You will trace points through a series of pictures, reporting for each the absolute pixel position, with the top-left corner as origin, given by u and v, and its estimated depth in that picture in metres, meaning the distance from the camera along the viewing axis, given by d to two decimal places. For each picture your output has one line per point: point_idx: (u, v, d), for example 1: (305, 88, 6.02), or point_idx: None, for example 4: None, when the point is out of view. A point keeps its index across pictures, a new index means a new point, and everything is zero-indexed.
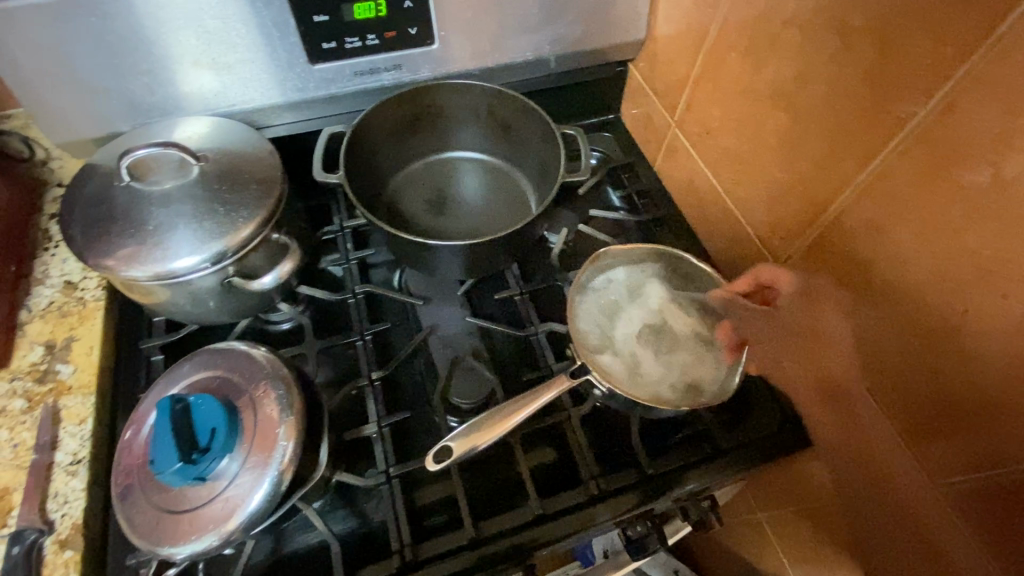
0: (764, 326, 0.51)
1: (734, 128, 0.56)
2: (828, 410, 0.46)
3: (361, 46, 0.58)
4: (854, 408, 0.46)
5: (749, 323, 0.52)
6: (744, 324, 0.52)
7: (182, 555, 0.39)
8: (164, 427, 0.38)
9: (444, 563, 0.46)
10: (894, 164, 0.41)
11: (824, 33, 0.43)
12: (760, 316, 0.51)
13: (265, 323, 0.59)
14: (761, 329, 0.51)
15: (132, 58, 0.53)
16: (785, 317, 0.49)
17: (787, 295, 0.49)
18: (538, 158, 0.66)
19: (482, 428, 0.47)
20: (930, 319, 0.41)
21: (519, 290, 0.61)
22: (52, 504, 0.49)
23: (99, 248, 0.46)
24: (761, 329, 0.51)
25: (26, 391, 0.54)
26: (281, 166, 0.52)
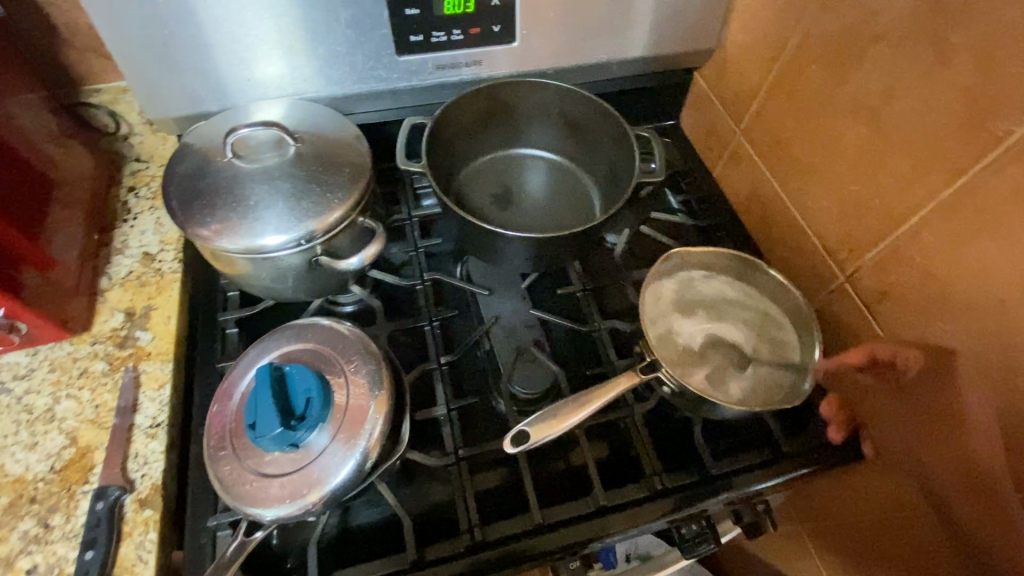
0: (881, 407, 0.50)
1: (807, 139, 0.57)
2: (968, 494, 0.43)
3: (446, 41, 0.60)
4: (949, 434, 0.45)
5: (872, 398, 0.51)
6: (862, 400, 0.52)
7: (270, 518, 0.41)
8: (268, 390, 0.42)
9: (511, 546, 0.47)
10: (985, 181, 0.41)
11: (918, 49, 0.44)
12: (883, 392, 0.50)
13: (333, 304, 0.60)
14: (884, 412, 0.50)
15: (232, 40, 0.55)
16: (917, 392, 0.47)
17: (917, 378, 0.48)
18: (607, 160, 0.67)
19: (555, 416, 0.48)
20: (997, 336, 0.42)
21: (582, 286, 0.62)
22: (133, 464, 0.51)
23: (198, 219, 0.48)
24: (887, 405, 0.49)
25: (107, 355, 0.56)
26: (370, 153, 0.53)
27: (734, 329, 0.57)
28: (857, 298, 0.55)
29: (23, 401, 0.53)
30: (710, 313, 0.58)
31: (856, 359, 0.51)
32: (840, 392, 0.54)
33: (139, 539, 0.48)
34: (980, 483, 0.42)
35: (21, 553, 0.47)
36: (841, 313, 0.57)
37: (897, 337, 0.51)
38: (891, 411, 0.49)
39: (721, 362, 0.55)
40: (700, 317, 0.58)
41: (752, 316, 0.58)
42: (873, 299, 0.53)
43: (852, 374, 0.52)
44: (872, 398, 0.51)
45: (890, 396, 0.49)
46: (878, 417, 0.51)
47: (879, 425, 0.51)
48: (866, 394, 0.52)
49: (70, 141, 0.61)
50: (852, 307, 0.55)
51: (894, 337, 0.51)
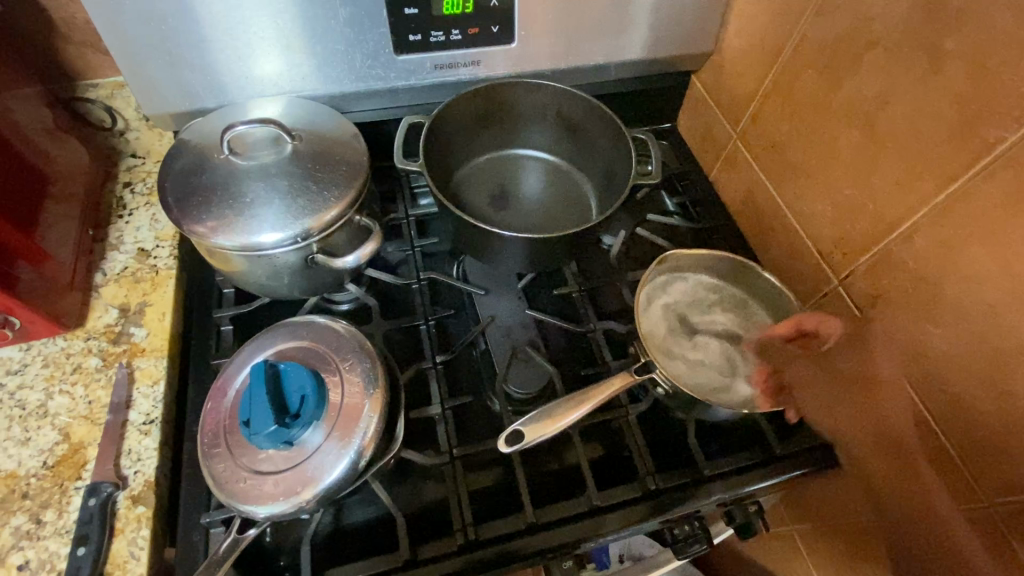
0: (801, 372, 0.49)
1: (802, 143, 0.57)
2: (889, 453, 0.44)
3: (444, 41, 0.60)
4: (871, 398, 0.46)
5: (790, 363, 0.51)
6: (783, 368, 0.52)
7: (263, 516, 0.41)
8: (263, 387, 0.42)
9: (504, 545, 0.47)
10: (977, 186, 0.42)
11: (913, 56, 0.45)
12: (803, 360, 0.50)
13: (329, 302, 0.60)
14: (798, 377, 0.50)
15: (230, 36, 0.55)
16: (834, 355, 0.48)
17: (838, 341, 0.49)
18: (604, 161, 0.68)
19: (549, 416, 0.48)
20: (987, 340, 0.43)
21: (578, 286, 0.62)
22: (126, 461, 0.51)
23: (194, 215, 0.48)
24: (808, 372, 0.49)
25: (101, 351, 0.56)
26: (368, 151, 0.54)
27: (724, 333, 0.58)
28: (850, 302, 0.55)
29: (16, 396, 0.53)
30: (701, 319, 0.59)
31: (783, 331, 0.53)
32: (770, 362, 0.54)
33: (132, 536, 0.47)
34: (892, 443, 0.44)
35: (12, 549, 0.46)
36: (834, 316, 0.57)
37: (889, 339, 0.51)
38: (809, 380, 0.48)
39: (713, 365, 0.56)
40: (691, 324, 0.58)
41: (739, 317, 0.59)
42: (866, 303, 0.53)
43: (778, 345, 0.53)
44: (790, 367, 0.51)
45: (807, 361, 0.50)
46: (796, 381, 0.50)
47: (796, 390, 0.50)
48: (784, 360, 0.52)
49: (65, 136, 0.61)
50: (844, 311, 0.56)
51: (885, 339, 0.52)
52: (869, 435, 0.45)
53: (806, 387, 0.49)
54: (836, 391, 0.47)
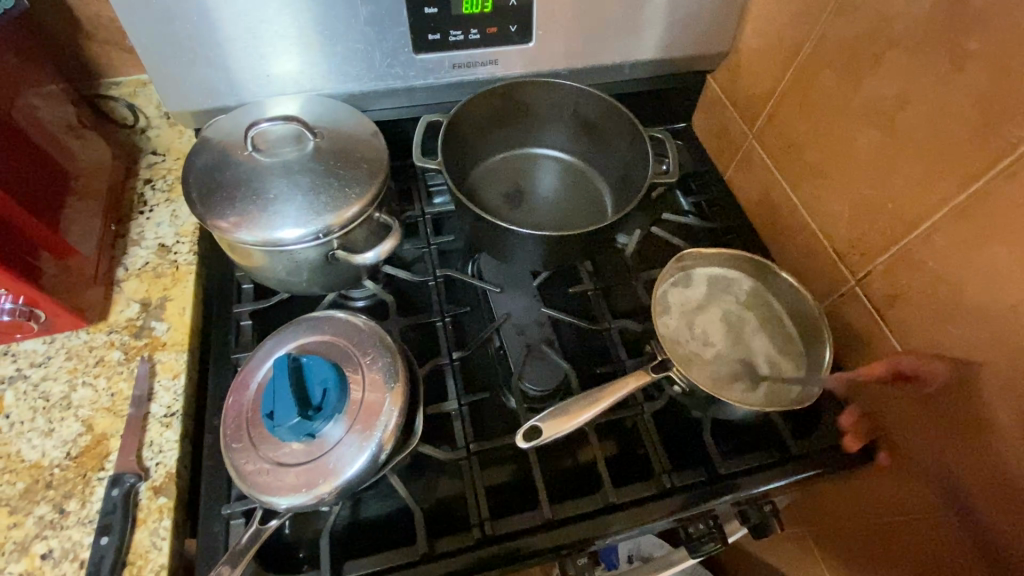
0: (897, 416, 0.52)
1: (820, 143, 0.57)
2: (991, 494, 0.45)
3: (462, 40, 0.61)
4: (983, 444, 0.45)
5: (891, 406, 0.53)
6: (883, 406, 0.54)
7: (284, 507, 0.42)
8: (286, 380, 0.43)
9: (520, 541, 0.48)
10: (999, 186, 0.42)
11: (935, 55, 0.45)
12: (909, 403, 0.51)
13: (346, 299, 0.61)
14: (899, 425, 0.52)
15: (252, 34, 0.56)
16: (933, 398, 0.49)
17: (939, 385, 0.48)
18: (620, 161, 0.68)
19: (566, 412, 0.49)
20: (1009, 342, 0.42)
21: (593, 285, 0.63)
22: (148, 452, 0.51)
23: (219, 211, 0.49)
24: (903, 410, 0.52)
25: (123, 344, 0.57)
26: (387, 149, 0.54)
27: (741, 332, 0.58)
28: (867, 303, 0.55)
29: (41, 387, 0.54)
30: (711, 318, 0.58)
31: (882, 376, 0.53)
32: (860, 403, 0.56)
33: (154, 526, 0.48)
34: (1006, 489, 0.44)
35: (37, 538, 0.47)
36: (850, 316, 0.57)
37: (907, 340, 0.51)
38: (917, 420, 0.50)
39: (730, 363, 0.56)
40: (703, 324, 0.58)
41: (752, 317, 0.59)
42: (883, 303, 0.53)
43: (874, 388, 0.54)
44: (893, 410, 0.53)
45: (911, 404, 0.51)
46: (891, 424, 0.53)
47: (893, 431, 0.53)
48: (886, 403, 0.53)
49: (89, 132, 0.62)
50: (861, 311, 0.56)
51: (903, 340, 0.51)
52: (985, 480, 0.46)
53: (911, 426, 0.51)
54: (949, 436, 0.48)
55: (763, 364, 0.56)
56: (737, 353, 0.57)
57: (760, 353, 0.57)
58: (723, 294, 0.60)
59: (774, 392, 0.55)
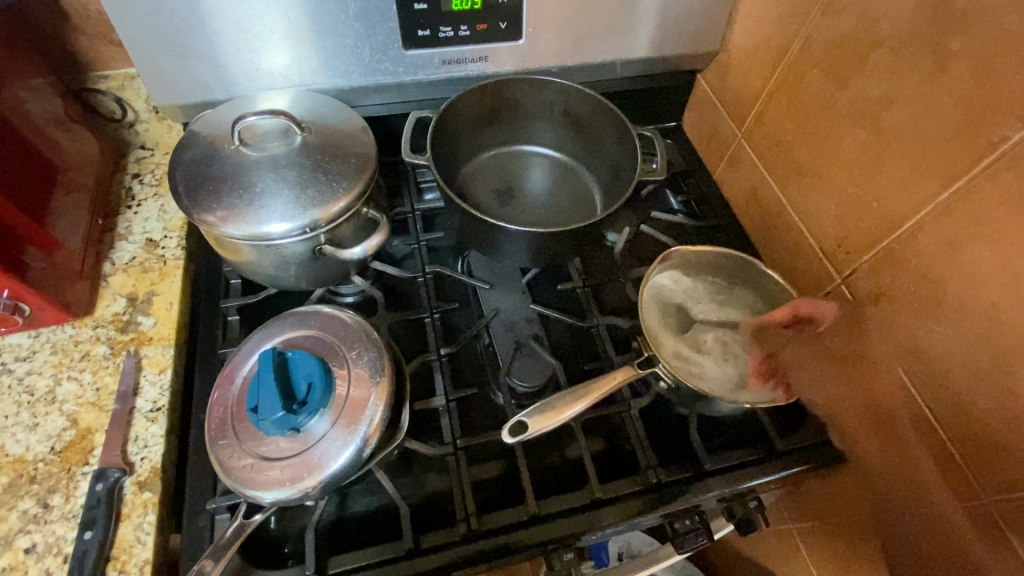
0: (803, 355, 0.54)
1: (806, 142, 0.58)
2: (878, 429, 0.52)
3: (453, 36, 0.61)
4: (866, 375, 0.52)
5: (787, 345, 0.55)
6: (782, 348, 0.55)
7: (269, 501, 0.42)
8: (270, 374, 0.43)
9: (506, 536, 0.48)
10: (982, 185, 0.42)
11: (919, 56, 0.45)
12: (802, 341, 0.55)
13: (334, 295, 0.61)
14: (801, 365, 0.54)
15: (241, 28, 0.56)
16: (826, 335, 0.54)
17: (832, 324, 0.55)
18: (609, 159, 0.68)
19: (551, 407, 0.49)
20: (989, 337, 0.43)
21: (582, 282, 0.63)
22: (133, 447, 0.51)
23: (204, 205, 0.49)
24: (803, 351, 0.54)
25: (109, 339, 0.57)
26: (376, 145, 0.54)
27: (729, 329, 0.58)
28: (852, 301, 0.55)
29: (25, 382, 0.54)
30: (699, 315, 0.59)
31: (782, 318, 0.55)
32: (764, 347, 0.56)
33: (138, 521, 0.48)
34: (877, 412, 0.52)
35: (20, 532, 0.47)
36: None
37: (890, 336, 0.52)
38: (807, 358, 0.54)
39: (718, 359, 0.56)
40: (692, 316, 0.59)
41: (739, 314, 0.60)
42: (868, 301, 0.54)
43: (777, 329, 0.56)
44: (789, 348, 0.55)
45: (804, 341, 0.55)
46: (795, 364, 0.54)
47: (794, 368, 0.54)
48: (783, 346, 0.55)
49: (76, 126, 0.62)
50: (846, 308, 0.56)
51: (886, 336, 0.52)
52: (857, 404, 0.53)
53: (802, 363, 0.54)
54: (834, 369, 0.53)
55: (750, 350, 0.57)
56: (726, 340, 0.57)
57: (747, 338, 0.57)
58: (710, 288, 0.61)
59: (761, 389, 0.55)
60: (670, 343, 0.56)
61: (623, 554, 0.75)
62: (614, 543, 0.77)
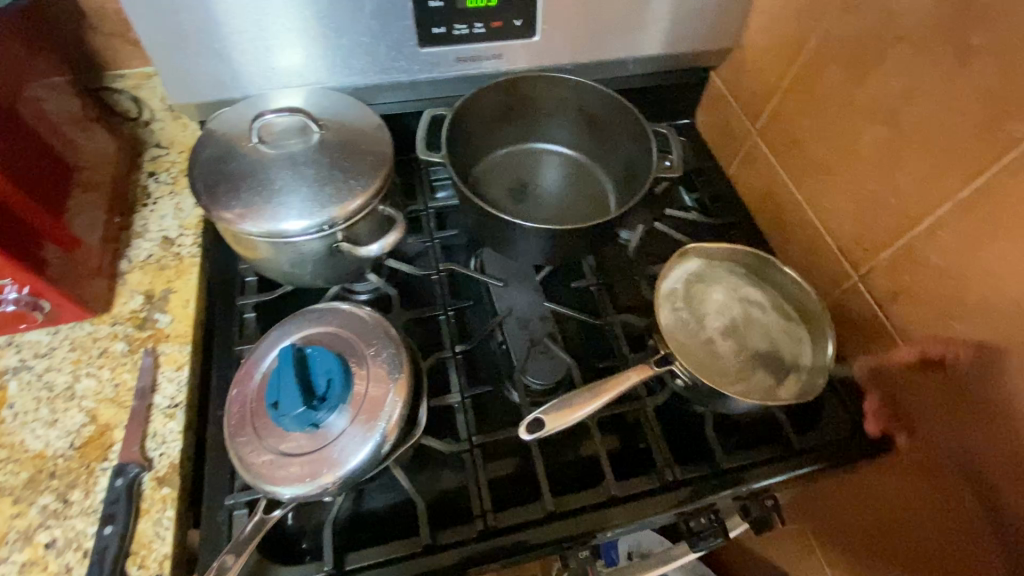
0: (922, 401, 0.50)
1: (824, 139, 0.57)
2: (1014, 484, 0.44)
3: (467, 34, 0.61)
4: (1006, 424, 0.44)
5: (912, 386, 0.51)
6: (905, 391, 0.52)
7: (287, 496, 0.42)
8: (291, 369, 0.43)
9: (521, 534, 0.48)
10: (1004, 181, 0.42)
11: (940, 51, 0.45)
12: (927, 385, 0.50)
13: (348, 293, 0.61)
14: (922, 413, 0.51)
15: (257, 26, 0.56)
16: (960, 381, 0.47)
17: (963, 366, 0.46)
18: (624, 156, 0.68)
19: (569, 404, 0.49)
20: (1012, 335, 0.43)
21: (596, 280, 0.63)
22: (151, 443, 0.51)
23: (223, 202, 0.49)
24: (927, 396, 0.50)
25: (127, 336, 0.57)
26: (392, 143, 0.54)
27: (744, 326, 0.58)
28: (871, 299, 0.55)
29: (44, 378, 0.54)
30: (714, 312, 0.58)
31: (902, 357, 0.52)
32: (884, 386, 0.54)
33: (157, 516, 0.48)
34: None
35: (40, 527, 0.47)
36: (853, 312, 0.57)
37: (910, 335, 0.51)
38: (933, 402, 0.49)
39: (734, 356, 0.56)
40: (708, 313, 0.58)
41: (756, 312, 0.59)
42: (887, 299, 0.53)
43: (893, 367, 0.53)
44: (909, 392, 0.52)
45: (932, 383, 0.49)
46: (914, 410, 0.51)
47: (916, 414, 0.51)
48: (910, 389, 0.52)
49: (93, 124, 0.62)
50: (863, 306, 0.56)
51: (905, 335, 0.52)
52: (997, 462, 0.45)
53: (923, 409, 0.50)
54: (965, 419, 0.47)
55: (766, 348, 0.57)
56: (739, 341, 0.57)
57: (755, 339, 0.57)
58: (725, 284, 0.60)
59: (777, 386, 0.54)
60: (683, 344, 0.55)
61: (633, 555, 0.76)
62: (625, 543, 0.78)
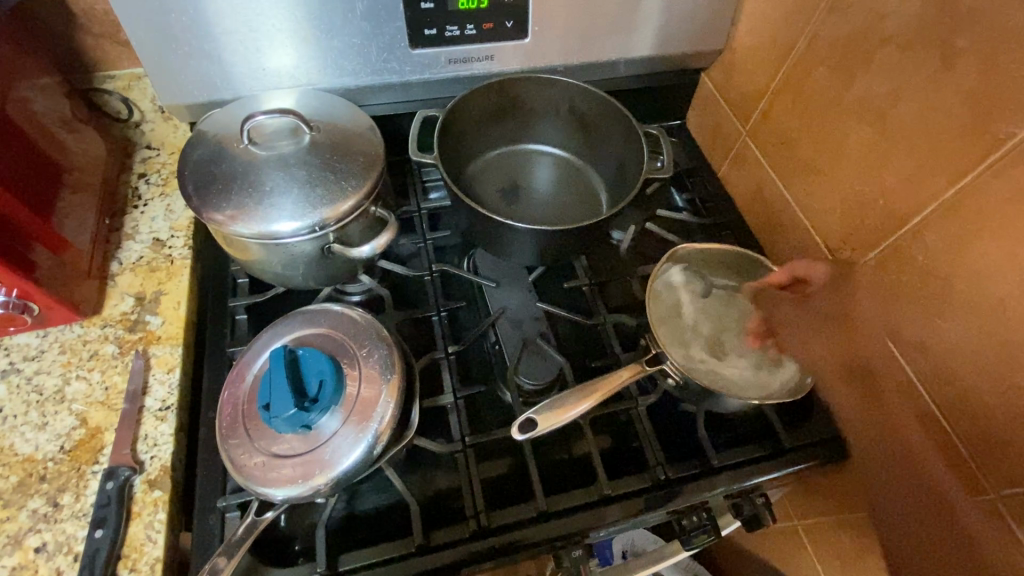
0: (802, 337, 0.56)
1: (812, 140, 0.58)
2: (860, 392, 0.53)
3: (459, 35, 0.61)
4: (851, 330, 0.54)
5: (779, 305, 0.59)
6: (773, 308, 0.59)
7: (280, 498, 0.42)
8: (281, 371, 0.43)
9: (514, 534, 0.48)
10: (987, 182, 0.42)
11: (925, 53, 0.45)
12: (791, 303, 0.59)
13: (341, 294, 0.61)
14: (797, 346, 0.56)
15: (248, 27, 0.56)
16: (816, 298, 0.57)
17: (821, 285, 0.58)
18: (615, 157, 0.68)
19: (561, 403, 0.49)
20: (996, 331, 0.43)
21: (589, 280, 0.63)
22: (143, 446, 0.51)
23: (214, 204, 0.49)
24: (792, 311, 0.58)
25: (117, 338, 0.57)
26: (384, 144, 0.54)
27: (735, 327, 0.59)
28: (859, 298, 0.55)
29: (34, 381, 0.54)
30: (706, 312, 0.59)
31: (778, 279, 0.60)
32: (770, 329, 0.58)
33: (148, 520, 0.48)
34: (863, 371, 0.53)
35: (29, 531, 0.47)
36: None
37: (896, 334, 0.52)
38: (797, 315, 0.57)
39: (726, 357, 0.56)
40: (699, 314, 0.59)
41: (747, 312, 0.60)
42: (874, 298, 0.54)
43: (777, 296, 0.59)
44: (786, 310, 0.59)
45: (795, 302, 0.58)
46: (792, 344, 0.57)
47: (786, 328, 0.58)
48: (777, 306, 0.59)
49: (82, 125, 0.62)
50: None
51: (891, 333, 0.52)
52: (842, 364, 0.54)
53: (791, 323, 0.57)
54: (825, 329, 0.55)
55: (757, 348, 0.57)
56: (727, 338, 0.58)
57: (746, 340, 0.58)
58: (717, 285, 0.61)
59: (768, 386, 0.55)
60: (674, 344, 0.56)
61: (627, 555, 0.76)
62: (618, 542, 0.78)
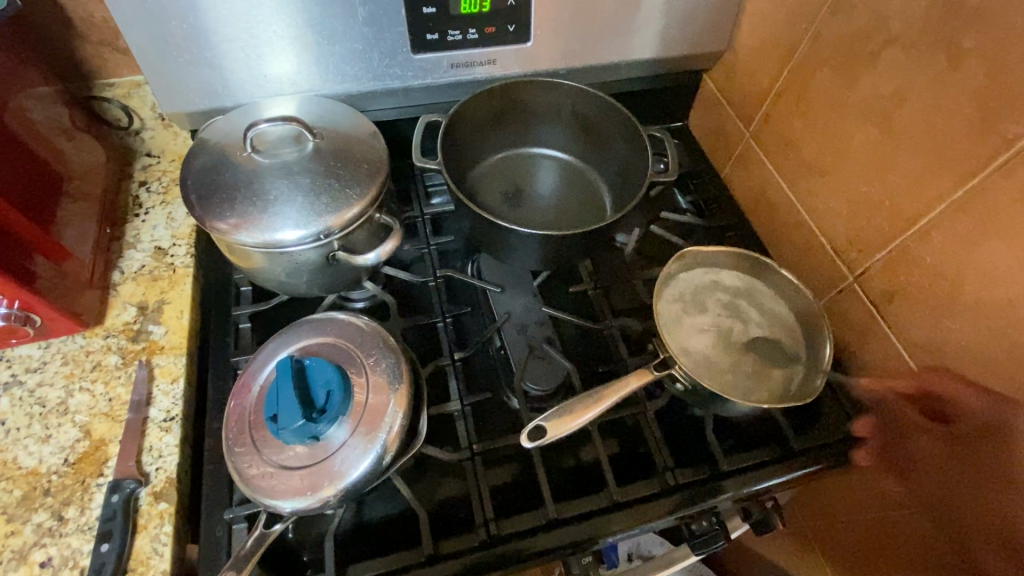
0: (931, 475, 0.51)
1: (817, 140, 0.58)
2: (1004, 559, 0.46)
3: (461, 40, 0.61)
4: (1003, 491, 0.45)
5: (910, 435, 0.52)
6: (907, 435, 0.52)
7: (288, 510, 0.42)
8: (289, 382, 0.43)
9: (523, 541, 0.48)
10: (996, 183, 0.42)
11: (931, 54, 0.45)
12: (927, 433, 0.50)
13: (345, 301, 0.61)
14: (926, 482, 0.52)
15: (249, 33, 0.55)
16: (958, 443, 0.48)
17: (969, 421, 0.47)
18: (618, 160, 0.68)
19: (570, 412, 0.49)
20: (1007, 334, 0.43)
21: (593, 284, 0.63)
22: (148, 457, 0.51)
23: (217, 213, 0.48)
24: (934, 449, 0.50)
25: (120, 348, 0.56)
26: (387, 150, 0.54)
27: (743, 329, 0.58)
28: (866, 299, 0.55)
29: (36, 394, 0.53)
30: (714, 316, 0.58)
31: (901, 385, 0.53)
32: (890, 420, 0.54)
33: (155, 532, 0.48)
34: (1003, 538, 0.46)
35: (35, 546, 0.46)
36: (849, 313, 0.58)
37: (905, 336, 0.52)
38: (933, 454, 0.50)
39: (733, 360, 0.56)
40: (706, 317, 0.58)
41: (754, 314, 0.59)
42: (882, 299, 0.54)
43: (902, 411, 0.52)
44: (908, 437, 0.52)
45: (928, 436, 0.50)
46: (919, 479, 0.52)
47: (918, 460, 0.52)
48: (907, 430, 0.52)
49: (82, 134, 0.61)
50: (860, 307, 0.56)
51: (900, 336, 0.52)
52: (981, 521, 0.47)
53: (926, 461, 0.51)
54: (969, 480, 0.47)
55: (764, 350, 0.57)
56: (736, 341, 0.57)
57: (753, 343, 0.57)
58: (722, 288, 0.60)
59: (773, 388, 0.55)
60: (683, 349, 0.55)
61: (633, 556, 0.77)
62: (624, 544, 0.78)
